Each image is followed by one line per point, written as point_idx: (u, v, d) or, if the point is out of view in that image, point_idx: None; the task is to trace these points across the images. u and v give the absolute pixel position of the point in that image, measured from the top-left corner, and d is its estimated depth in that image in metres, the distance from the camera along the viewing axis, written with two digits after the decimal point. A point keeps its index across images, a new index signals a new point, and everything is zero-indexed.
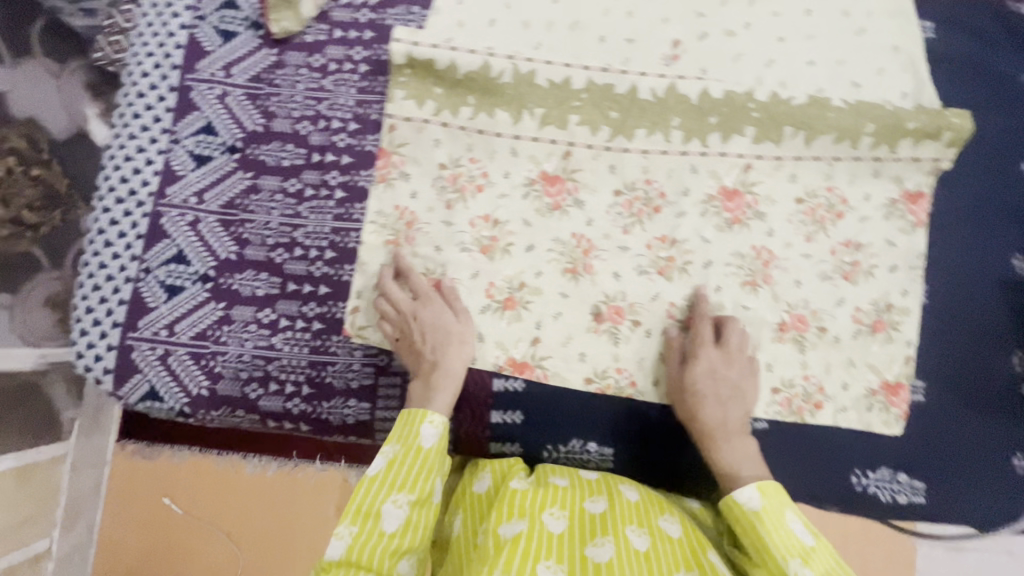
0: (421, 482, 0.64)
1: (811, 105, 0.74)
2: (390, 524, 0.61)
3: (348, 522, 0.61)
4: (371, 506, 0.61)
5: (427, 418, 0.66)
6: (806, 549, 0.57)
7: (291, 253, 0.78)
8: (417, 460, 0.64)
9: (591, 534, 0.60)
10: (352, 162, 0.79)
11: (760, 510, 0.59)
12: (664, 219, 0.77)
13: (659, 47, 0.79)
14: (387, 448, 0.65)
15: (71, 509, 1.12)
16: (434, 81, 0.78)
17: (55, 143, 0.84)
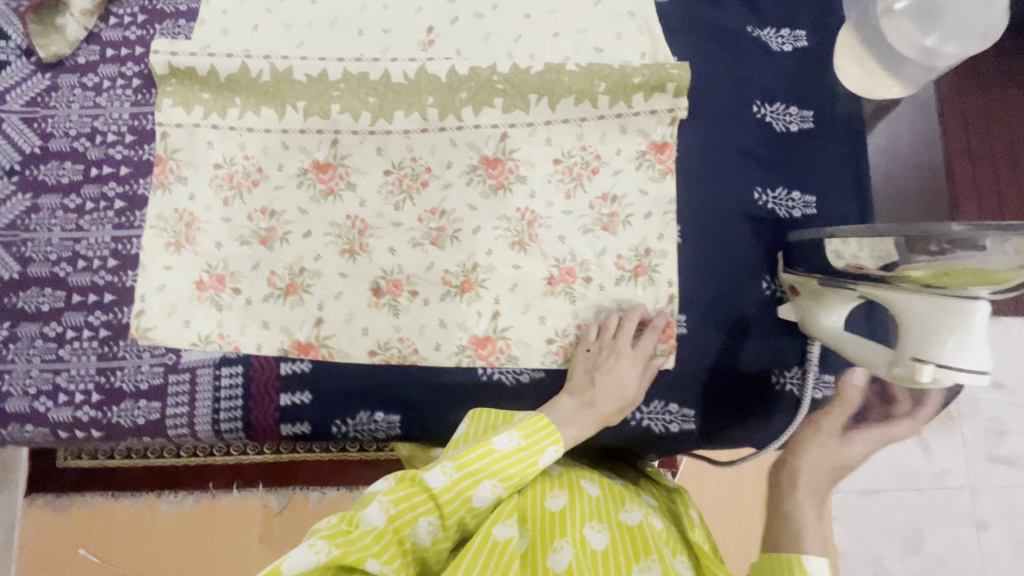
0: (517, 481, 0.62)
1: (548, 72, 0.80)
2: (477, 497, 0.60)
3: (455, 463, 0.60)
4: (475, 471, 0.60)
5: (557, 438, 0.64)
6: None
7: (74, 266, 0.80)
8: (527, 458, 0.62)
9: (552, 535, 0.61)
10: (130, 172, 0.82)
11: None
12: (431, 192, 0.81)
13: (415, 34, 0.84)
14: (516, 432, 0.63)
15: None
16: (201, 87, 0.81)
17: None
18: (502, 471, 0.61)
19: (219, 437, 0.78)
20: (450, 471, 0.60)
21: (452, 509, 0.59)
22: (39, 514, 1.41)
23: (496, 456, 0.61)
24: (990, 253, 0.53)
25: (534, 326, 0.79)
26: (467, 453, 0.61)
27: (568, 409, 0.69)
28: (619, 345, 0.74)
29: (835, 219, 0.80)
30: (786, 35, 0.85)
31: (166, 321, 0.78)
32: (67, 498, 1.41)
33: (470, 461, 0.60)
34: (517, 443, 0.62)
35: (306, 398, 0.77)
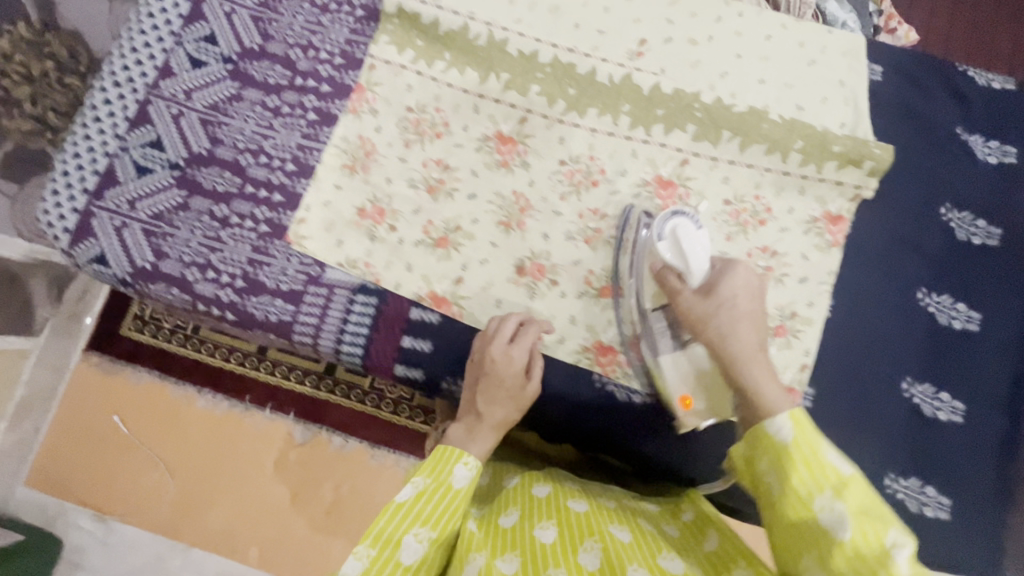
0: (445, 518, 0.65)
1: (750, 114, 0.80)
2: (409, 551, 0.62)
3: (367, 543, 0.62)
4: (391, 535, 0.63)
5: (461, 454, 0.69)
6: (842, 479, 0.52)
7: (256, 159, 0.85)
8: (443, 495, 0.66)
9: (505, 548, 0.66)
10: (330, 91, 0.86)
11: (790, 443, 0.54)
12: (599, 193, 0.83)
13: (627, 42, 0.86)
14: (414, 480, 0.66)
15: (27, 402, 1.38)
16: (417, 34, 0.85)
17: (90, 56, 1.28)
18: (423, 513, 0.64)
19: (335, 356, 0.81)
20: (366, 551, 0.61)
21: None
22: (92, 371, 1.47)
23: (405, 507, 0.64)
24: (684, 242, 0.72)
25: None
26: (373, 525, 0.63)
27: (456, 436, 0.74)
28: (489, 345, 0.73)
29: (992, 343, 0.78)
30: (993, 147, 0.83)
31: (321, 236, 0.82)
32: (117, 367, 1.47)
33: (381, 530, 0.63)
34: (420, 484, 0.66)
35: (427, 347, 0.79)
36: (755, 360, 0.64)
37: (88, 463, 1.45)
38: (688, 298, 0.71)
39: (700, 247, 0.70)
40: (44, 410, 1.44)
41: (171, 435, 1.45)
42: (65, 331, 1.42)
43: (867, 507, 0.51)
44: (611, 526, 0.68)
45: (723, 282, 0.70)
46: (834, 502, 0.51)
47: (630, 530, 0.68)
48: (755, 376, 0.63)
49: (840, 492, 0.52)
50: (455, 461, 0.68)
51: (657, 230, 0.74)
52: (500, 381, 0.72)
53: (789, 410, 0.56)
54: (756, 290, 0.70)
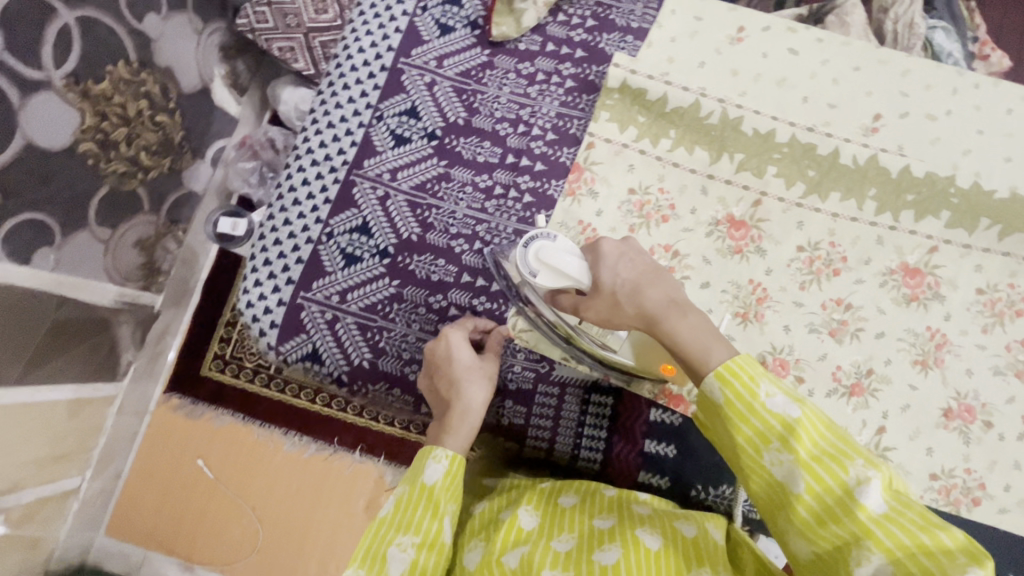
0: (424, 523, 0.57)
1: (1011, 201, 0.76)
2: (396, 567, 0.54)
3: (356, 565, 0.54)
4: (376, 548, 0.55)
5: (431, 451, 0.61)
6: (786, 425, 0.47)
7: (471, 245, 0.79)
8: (421, 496, 0.59)
9: (554, 531, 0.61)
10: (544, 170, 0.81)
11: (724, 404, 0.50)
12: (842, 282, 0.78)
13: (861, 117, 0.81)
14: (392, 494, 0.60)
15: (105, 454, 1.13)
16: (640, 110, 0.80)
17: (183, 93, 1.05)
18: (404, 521, 0.57)
19: (570, 461, 0.76)
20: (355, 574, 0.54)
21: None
22: (171, 413, 1.21)
23: (387, 519, 0.58)
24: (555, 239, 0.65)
25: (920, 456, 0.74)
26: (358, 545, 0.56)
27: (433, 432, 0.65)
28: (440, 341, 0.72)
29: None
30: None
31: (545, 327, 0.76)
32: (202, 409, 1.21)
33: (365, 545, 0.55)
34: (397, 499, 0.59)
35: (670, 451, 0.74)
36: (684, 315, 0.56)
37: (163, 517, 1.19)
38: (588, 307, 0.63)
39: (572, 259, 0.62)
40: (129, 449, 1.19)
41: (259, 481, 1.19)
42: (146, 372, 1.18)
43: (818, 448, 0.47)
44: (639, 531, 0.59)
45: (599, 270, 0.62)
46: (779, 455, 0.47)
47: (661, 536, 0.59)
48: (694, 328, 0.55)
49: (787, 440, 0.47)
50: (425, 458, 0.61)
51: (526, 266, 0.64)
52: (446, 355, 0.69)
53: (720, 364, 0.51)
54: (634, 253, 0.64)
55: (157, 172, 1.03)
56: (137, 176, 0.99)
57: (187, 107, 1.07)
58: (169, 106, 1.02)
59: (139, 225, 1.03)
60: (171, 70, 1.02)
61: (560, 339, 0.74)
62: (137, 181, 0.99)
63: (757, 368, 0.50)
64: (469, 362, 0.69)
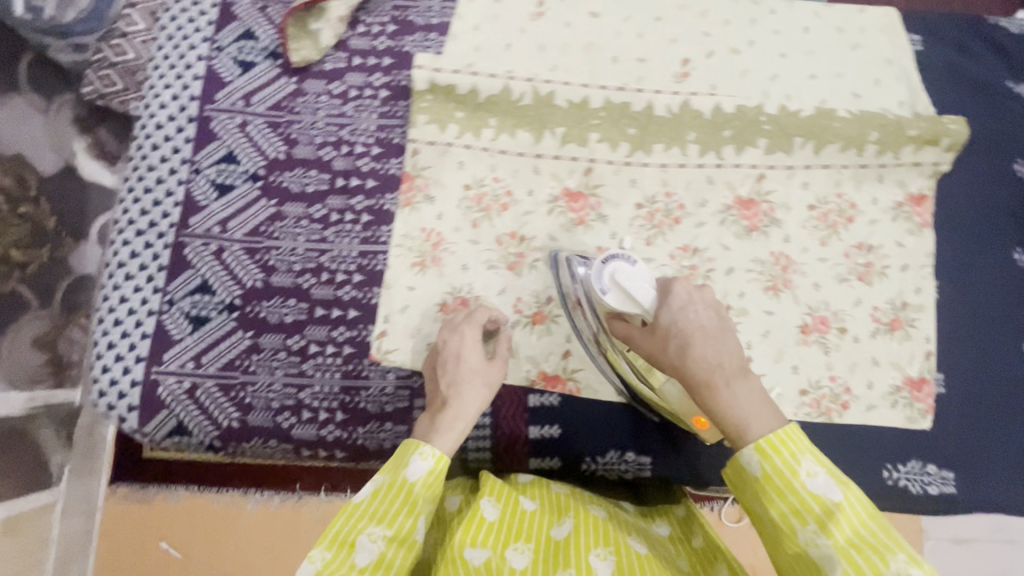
0: (401, 516, 0.56)
1: (818, 116, 0.78)
2: (366, 557, 0.54)
3: (323, 546, 0.53)
4: (346, 535, 0.55)
5: (417, 446, 0.59)
6: (828, 508, 0.48)
7: (318, 278, 0.78)
8: (400, 492, 0.57)
9: (513, 537, 0.60)
10: (377, 186, 0.80)
11: (761, 477, 0.51)
12: (684, 229, 0.80)
13: (670, 66, 0.83)
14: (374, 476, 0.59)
15: (63, 563, 0.87)
16: (456, 106, 0.79)
17: (44, 179, 0.74)
18: (378, 512, 0.56)
19: (463, 465, 0.76)
20: (320, 558, 0.53)
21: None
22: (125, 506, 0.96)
23: (362, 502, 0.57)
24: (635, 264, 0.64)
25: (788, 376, 0.77)
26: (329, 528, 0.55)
27: (422, 423, 0.64)
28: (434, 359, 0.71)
29: None
30: None
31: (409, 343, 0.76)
32: (149, 490, 0.96)
33: (333, 530, 0.55)
34: (376, 487, 0.58)
35: (555, 432, 0.75)
36: (729, 386, 0.55)
37: None
38: (640, 340, 0.63)
39: (646, 289, 0.62)
40: (86, 554, 0.93)
41: (219, 557, 0.96)
42: (85, 466, 0.89)
43: (860, 535, 0.47)
44: (593, 554, 0.58)
45: (660, 308, 0.61)
46: (817, 538, 0.48)
47: (615, 559, 0.58)
48: (737, 403, 0.54)
49: (826, 524, 0.47)
50: (410, 453, 0.59)
51: (597, 282, 0.64)
52: (454, 354, 0.69)
53: (761, 438, 0.51)
54: (707, 298, 0.62)
55: (39, 267, 0.75)
56: (14, 274, 0.71)
57: (57, 192, 0.76)
58: (33, 195, 0.72)
59: (34, 325, 0.75)
60: (23, 157, 0.71)
61: (593, 347, 0.75)
62: (15, 280, 0.71)
63: (802, 443, 0.51)
64: (473, 364, 0.69)
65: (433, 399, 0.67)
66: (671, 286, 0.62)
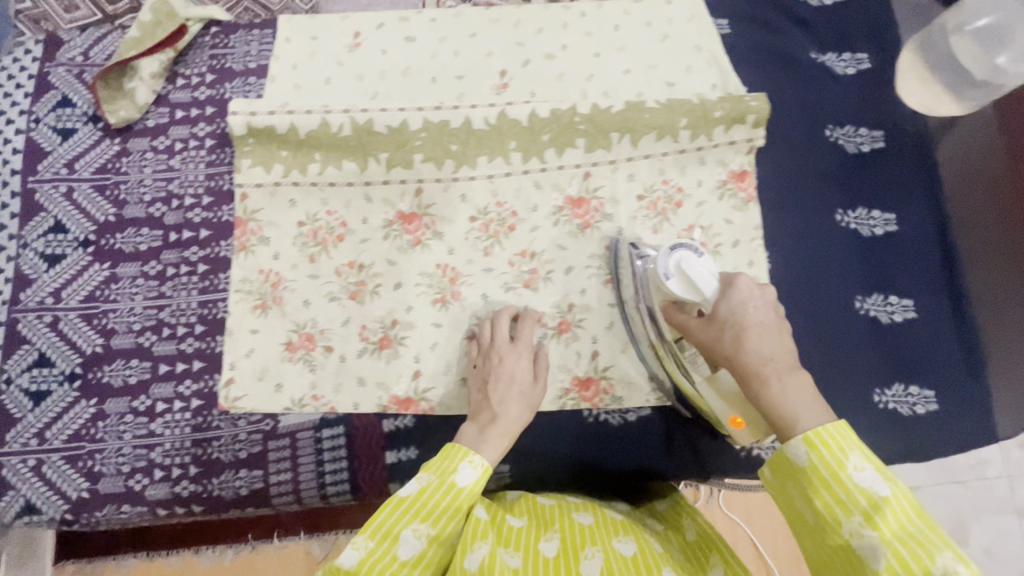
0: (445, 518, 0.60)
1: (628, 110, 0.81)
2: (408, 552, 0.58)
3: (366, 534, 0.58)
4: (390, 529, 0.59)
5: (467, 453, 0.64)
6: (874, 501, 0.49)
7: (159, 334, 0.77)
8: (449, 491, 0.62)
9: (538, 534, 0.64)
10: (211, 235, 0.80)
11: (806, 467, 0.53)
12: (519, 235, 0.81)
13: (488, 79, 0.84)
14: (420, 474, 0.62)
15: None
16: (279, 145, 0.80)
17: None
18: (422, 510, 0.60)
19: (324, 500, 0.76)
20: (362, 544, 0.58)
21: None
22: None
23: (411, 496, 0.61)
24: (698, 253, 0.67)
25: (635, 365, 0.78)
26: (373, 519, 0.60)
27: (472, 433, 0.68)
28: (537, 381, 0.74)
29: (911, 237, 0.83)
30: (847, 59, 0.87)
31: (257, 386, 0.76)
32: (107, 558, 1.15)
33: (386, 523, 0.59)
34: (428, 482, 0.62)
35: (412, 454, 0.75)
36: (781, 379, 0.59)
37: None
38: (695, 329, 0.66)
39: (708, 276, 0.65)
40: None
41: None
42: None
43: (906, 530, 0.48)
44: (614, 541, 0.62)
45: (720, 301, 0.64)
46: (861, 529, 0.49)
47: (635, 544, 0.62)
48: (785, 397, 0.57)
49: (872, 516, 0.49)
50: (458, 458, 0.64)
51: (661, 268, 0.67)
52: (509, 373, 0.72)
53: (809, 430, 0.54)
54: (766, 296, 0.65)
55: None
56: None
57: None
58: None
59: None
60: None
61: (650, 365, 0.77)
62: None
63: (848, 438, 0.53)
64: (526, 372, 0.72)
65: (478, 411, 0.70)
66: (734, 278, 0.65)
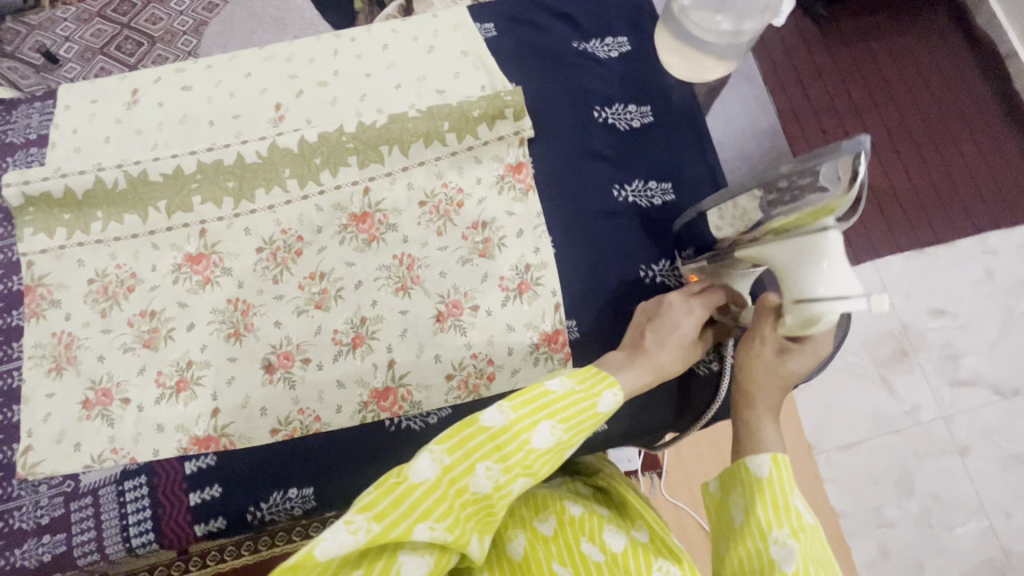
0: (578, 429, 0.55)
1: (393, 123, 0.84)
2: (475, 486, 0.50)
3: (515, 402, 0.52)
4: (534, 413, 0.53)
5: (609, 380, 0.58)
6: (803, 524, 0.51)
7: None
8: (585, 406, 0.55)
9: None
10: (2, 307, 0.81)
11: (763, 478, 0.54)
12: (307, 258, 0.82)
13: (264, 114, 0.87)
14: (504, 403, 0.52)
15: None
16: (60, 209, 0.82)
17: None
18: (567, 416, 0.54)
19: (133, 554, 0.75)
20: (511, 411, 0.52)
21: (440, 501, 0.49)
22: None
23: (557, 398, 0.54)
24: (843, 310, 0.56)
25: (431, 366, 0.79)
26: (457, 432, 0.51)
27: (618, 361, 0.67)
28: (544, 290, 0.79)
29: (691, 200, 0.84)
30: (610, 44, 0.91)
31: (55, 450, 0.76)
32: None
33: (471, 443, 0.50)
34: (515, 417, 0.52)
35: (216, 492, 0.75)
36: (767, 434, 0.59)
37: None
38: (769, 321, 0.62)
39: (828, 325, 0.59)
40: None
41: None
42: None
43: (819, 559, 0.49)
44: (538, 520, 0.68)
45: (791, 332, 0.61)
46: (786, 539, 0.50)
47: (555, 520, 0.67)
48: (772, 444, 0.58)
49: (797, 531, 0.50)
50: (602, 384, 0.57)
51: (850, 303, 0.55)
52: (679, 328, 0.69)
53: (776, 451, 0.55)
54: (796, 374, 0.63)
55: None
56: None
57: None
58: None
59: None
60: None
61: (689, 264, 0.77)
62: None
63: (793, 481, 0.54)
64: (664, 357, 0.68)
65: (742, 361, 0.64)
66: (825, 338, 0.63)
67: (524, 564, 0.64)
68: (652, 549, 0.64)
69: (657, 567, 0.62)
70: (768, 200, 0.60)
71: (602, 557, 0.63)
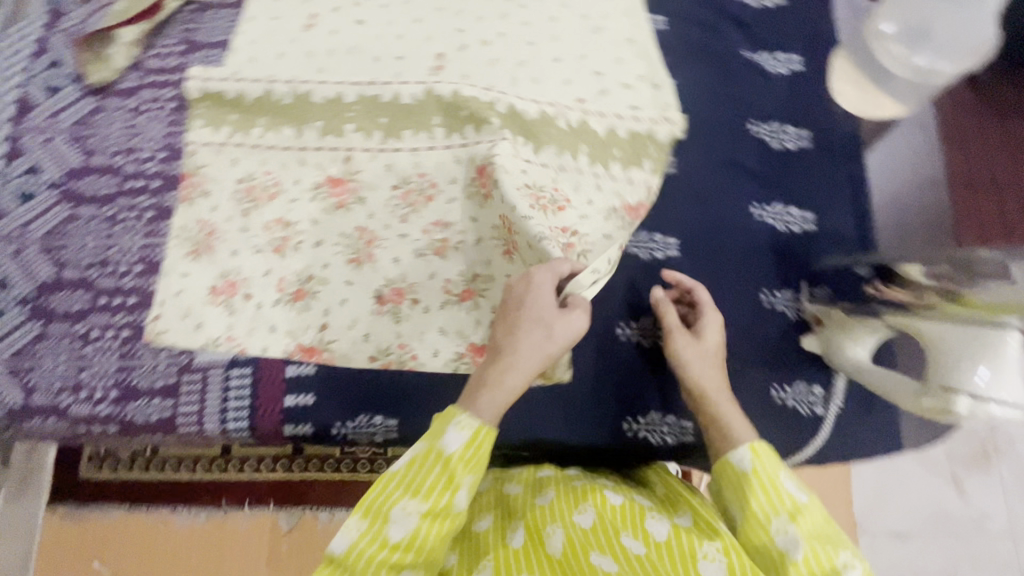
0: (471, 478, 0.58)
1: (548, 95, 0.85)
2: (398, 534, 0.55)
3: (361, 516, 0.56)
4: (427, 488, 0.57)
5: (479, 428, 0.58)
6: None
7: (104, 269, 0.86)
8: (462, 460, 0.58)
9: (504, 525, 0.65)
10: (161, 185, 0.89)
11: (801, 556, 0.55)
12: (437, 206, 0.85)
13: (426, 61, 0.90)
14: (386, 484, 0.58)
15: None
16: (229, 110, 0.89)
17: None
18: (468, 460, 0.58)
19: (225, 435, 0.81)
20: (403, 504, 0.56)
21: (369, 563, 0.55)
22: (61, 525, 1.23)
23: (450, 459, 0.57)
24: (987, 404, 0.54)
25: None
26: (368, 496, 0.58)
27: (535, 340, 0.63)
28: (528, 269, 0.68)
29: (831, 237, 0.81)
30: (780, 59, 0.88)
31: (180, 324, 0.83)
32: (88, 510, 1.24)
33: (365, 549, 0.55)
34: (424, 504, 0.56)
35: (310, 400, 0.80)
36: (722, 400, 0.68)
37: None
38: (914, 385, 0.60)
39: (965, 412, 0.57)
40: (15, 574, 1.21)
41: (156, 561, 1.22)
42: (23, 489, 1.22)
43: None
44: (574, 512, 0.63)
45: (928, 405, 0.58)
46: None
47: (592, 512, 0.62)
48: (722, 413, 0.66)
49: None
50: (448, 423, 0.59)
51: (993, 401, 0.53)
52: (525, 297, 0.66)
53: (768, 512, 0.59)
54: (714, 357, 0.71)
55: None
56: None
57: None
58: None
59: None
60: None
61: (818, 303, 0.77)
62: None
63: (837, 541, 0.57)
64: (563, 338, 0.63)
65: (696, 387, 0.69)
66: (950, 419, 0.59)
67: (563, 562, 0.58)
68: (697, 532, 0.59)
69: (704, 554, 0.56)
70: (936, 270, 0.63)
71: (642, 551, 0.58)
